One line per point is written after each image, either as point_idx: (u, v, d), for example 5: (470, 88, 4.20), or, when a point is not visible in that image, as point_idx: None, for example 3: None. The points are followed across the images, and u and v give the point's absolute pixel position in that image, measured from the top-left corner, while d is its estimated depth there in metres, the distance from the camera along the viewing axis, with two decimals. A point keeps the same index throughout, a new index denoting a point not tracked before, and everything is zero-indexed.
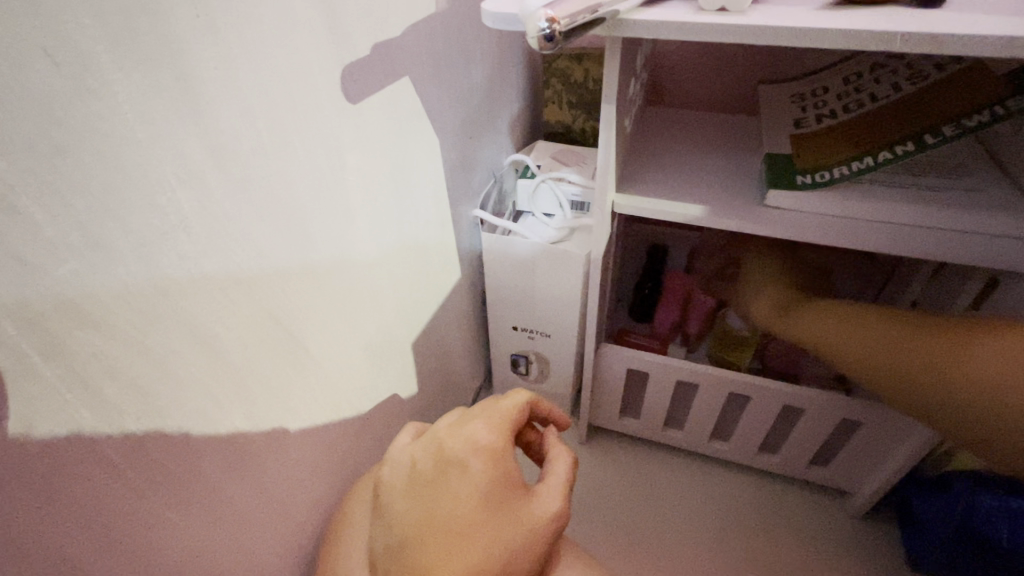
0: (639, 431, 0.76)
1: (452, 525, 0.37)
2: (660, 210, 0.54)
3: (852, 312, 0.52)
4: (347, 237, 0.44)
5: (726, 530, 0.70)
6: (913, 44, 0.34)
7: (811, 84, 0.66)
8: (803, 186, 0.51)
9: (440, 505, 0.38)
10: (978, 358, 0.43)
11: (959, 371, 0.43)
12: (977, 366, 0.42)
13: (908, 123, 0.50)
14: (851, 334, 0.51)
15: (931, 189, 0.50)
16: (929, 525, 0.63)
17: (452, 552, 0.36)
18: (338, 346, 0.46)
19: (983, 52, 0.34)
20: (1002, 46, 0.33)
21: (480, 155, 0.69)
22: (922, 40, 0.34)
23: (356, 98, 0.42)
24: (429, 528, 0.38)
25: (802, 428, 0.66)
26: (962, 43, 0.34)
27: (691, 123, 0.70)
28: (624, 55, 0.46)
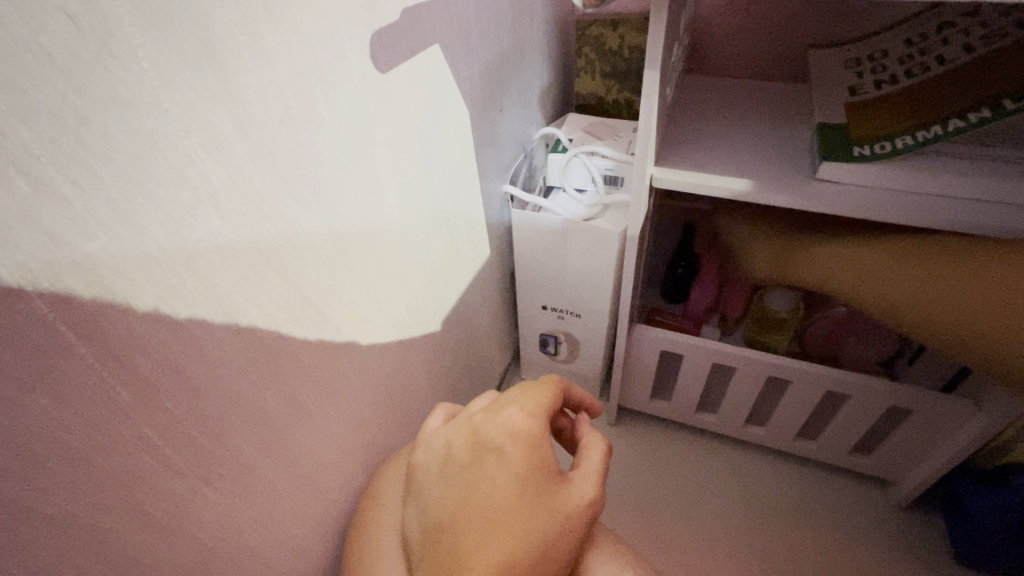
0: (670, 414, 0.75)
1: (488, 511, 0.37)
2: (702, 184, 0.51)
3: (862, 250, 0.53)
4: (377, 213, 0.43)
5: (759, 517, 0.68)
6: None
7: (869, 47, 0.61)
8: (860, 158, 0.47)
9: (476, 491, 0.38)
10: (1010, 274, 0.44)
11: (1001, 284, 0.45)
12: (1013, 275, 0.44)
13: (983, 88, 0.46)
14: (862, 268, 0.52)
15: (1005, 160, 0.46)
16: (980, 521, 0.59)
17: (489, 539, 0.36)
18: (368, 325, 0.45)
19: None
20: None
21: (510, 129, 0.67)
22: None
23: (385, 67, 0.40)
24: (465, 513, 0.37)
25: (845, 415, 0.63)
26: None
27: (734, 92, 0.66)
28: (668, 15, 0.43)
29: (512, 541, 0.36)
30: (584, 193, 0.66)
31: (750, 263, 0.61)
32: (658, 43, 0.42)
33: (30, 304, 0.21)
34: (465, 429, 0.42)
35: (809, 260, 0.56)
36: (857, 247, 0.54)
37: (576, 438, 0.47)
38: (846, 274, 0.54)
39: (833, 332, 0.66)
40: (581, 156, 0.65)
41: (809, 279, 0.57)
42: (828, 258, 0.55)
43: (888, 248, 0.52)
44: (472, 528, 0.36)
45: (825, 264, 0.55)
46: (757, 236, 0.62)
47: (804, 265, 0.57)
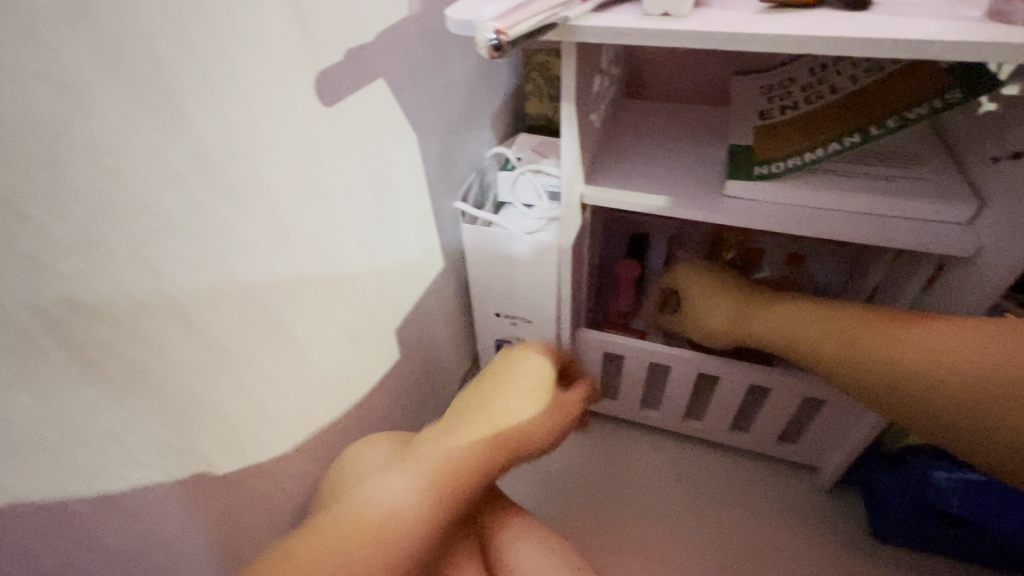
0: (618, 412, 0.80)
1: (512, 386, 0.52)
2: (625, 200, 0.57)
3: (812, 309, 0.58)
4: (329, 230, 0.47)
5: (698, 507, 0.74)
6: (840, 47, 0.37)
7: (779, 76, 0.68)
8: (759, 177, 0.54)
9: (505, 378, 0.53)
10: (931, 339, 0.48)
11: (925, 342, 0.48)
12: (943, 339, 0.48)
13: (859, 115, 0.53)
14: (815, 326, 0.57)
15: (881, 177, 0.53)
16: (892, 498, 0.66)
17: (510, 401, 0.50)
18: (322, 333, 0.49)
19: (896, 56, 0.36)
20: (914, 49, 0.36)
21: (460, 150, 0.72)
22: (843, 43, 0.37)
23: (331, 102, 0.45)
24: (494, 391, 0.52)
25: (769, 408, 0.70)
26: (881, 47, 0.36)
27: (664, 114, 0.72)
28: (584, 55, 0.49)
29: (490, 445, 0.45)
30: (530, 208, 0.71)
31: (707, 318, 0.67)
32: (573, 81, 0.48)
33: (12, 314, 0.26)
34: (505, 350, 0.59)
35: (768, 313, 0.62)
36: (811, 306, 0.59)
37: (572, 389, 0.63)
38: (802, 326, 0.58)
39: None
40: (527, 174, 0.71)
41: (768, 331, 0.61)
42: (794, 313, 0.59)
43: (834, 308, 0.57)
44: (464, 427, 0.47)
45: (790, 312, 0.59)
46: (715, 292, 0.68)
47: (761, 318, 0.62)
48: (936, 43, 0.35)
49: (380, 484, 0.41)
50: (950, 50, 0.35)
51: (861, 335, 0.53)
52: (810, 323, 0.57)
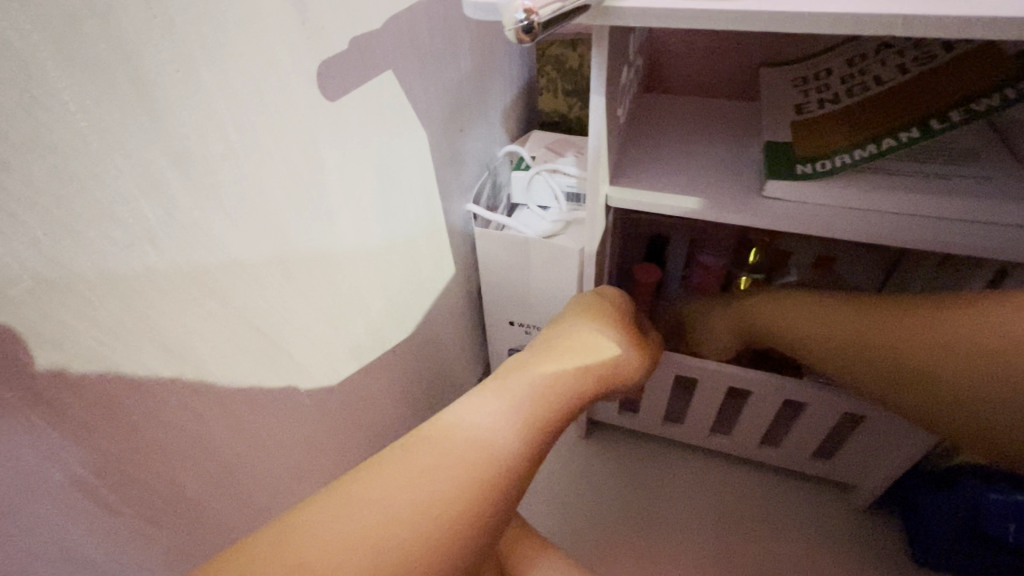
0: (638, 426, 0.76)
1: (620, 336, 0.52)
2: (653, 203, 0.52)
3: (824, 308, 0.52)
4: (331, 238, 0.43)
5: (724, 526, 0.69)
6: (914, 27, 0.32)
7: (814, 67, 0.63)
8: (802, 176, 0.49)
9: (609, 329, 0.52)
10: (968, 333, 0.41)
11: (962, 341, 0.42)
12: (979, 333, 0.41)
13: (914, 108, 0.48)
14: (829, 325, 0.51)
15: (938, 176, 0.48)
16: (939, 521, 0.61)
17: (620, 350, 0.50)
18: (322, 350, 0.45)
19: (979, 37, 0.32)
20: (1004, 29, 0.31)
21: (471, 149, 0.67)
22: (917, 23, 0.32)
23: (334, 96, 0.40)
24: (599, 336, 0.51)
25: (803, 423, 0.65)
26: (963, 26, 0.32)
27: (689, 109, 0.67)
28: (613, 43, 0.44)
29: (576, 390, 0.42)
30: (547, 210, 0.67)
31: (713, 335, 0.64)
32: (601, 71, 0.43)
33: None
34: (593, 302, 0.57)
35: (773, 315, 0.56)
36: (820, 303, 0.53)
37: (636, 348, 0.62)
38: (823, 324, 0.51)
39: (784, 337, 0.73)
40: (543, 174, 0.67)
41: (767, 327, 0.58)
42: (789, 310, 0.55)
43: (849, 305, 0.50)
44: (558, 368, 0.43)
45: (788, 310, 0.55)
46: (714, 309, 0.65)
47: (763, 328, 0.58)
48: None
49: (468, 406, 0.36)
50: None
51: (886, 333, 0.46)
52: (823, 323, 0.51)
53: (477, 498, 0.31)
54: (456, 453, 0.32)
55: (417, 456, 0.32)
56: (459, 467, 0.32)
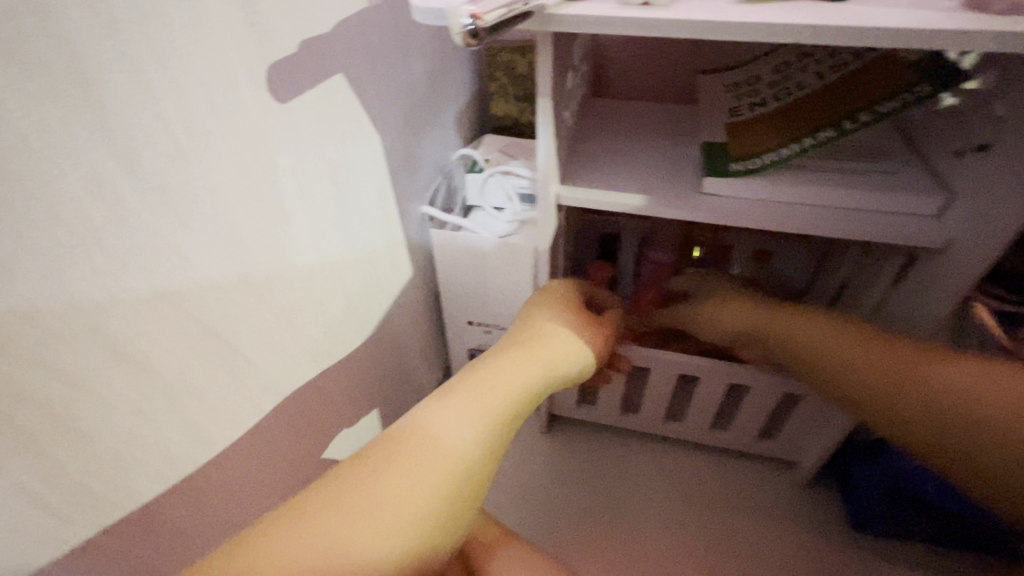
0: (597, 418, 0.78)
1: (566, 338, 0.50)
2: (601, 201, 0.55)
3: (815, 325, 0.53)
4: (285, 240, 0.43)
5: (681, 509, 0.73)
6: (822, 36, 0.36)
7: (744, 74, 0.68)
8: (736, 172, 0.52)
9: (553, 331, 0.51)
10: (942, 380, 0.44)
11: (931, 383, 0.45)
12: (948, 380, 0.44)
13: (831, 110, 0.52)
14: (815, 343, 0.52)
15: (854, 171, 0.52)
16: (870, 488, 0.66)
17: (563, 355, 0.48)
18: (280, 353, 0.44)
19: (877, 45, 0.36)
20: (896, 38, 0.35)
21: (424, 152, 0.68)
22: (826, 33, 0.36)
23: (284, 97, 0.40)
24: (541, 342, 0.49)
25: (748, 405, 0.69)
26: (863, 35, 0.35)
27: (633, 111, 0.71)
28: (557, 48, 0.47)
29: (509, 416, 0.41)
30: (501, 211, 0.68)
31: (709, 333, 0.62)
32: (547, 76, 0.45)
33: None
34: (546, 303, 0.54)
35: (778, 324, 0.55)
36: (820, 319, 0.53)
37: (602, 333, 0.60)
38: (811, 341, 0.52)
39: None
40: (496, 176, 0.68)
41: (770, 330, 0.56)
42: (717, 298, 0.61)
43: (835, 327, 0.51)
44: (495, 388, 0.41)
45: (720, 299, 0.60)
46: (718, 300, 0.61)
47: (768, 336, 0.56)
48: (917, 31, 0.35)
49: (397, 443, 0.35)
50: (931, 39, 0.35)
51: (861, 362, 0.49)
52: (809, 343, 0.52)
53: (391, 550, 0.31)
54: (378, 501, 0.32)
55: (330, 506, 0.31)
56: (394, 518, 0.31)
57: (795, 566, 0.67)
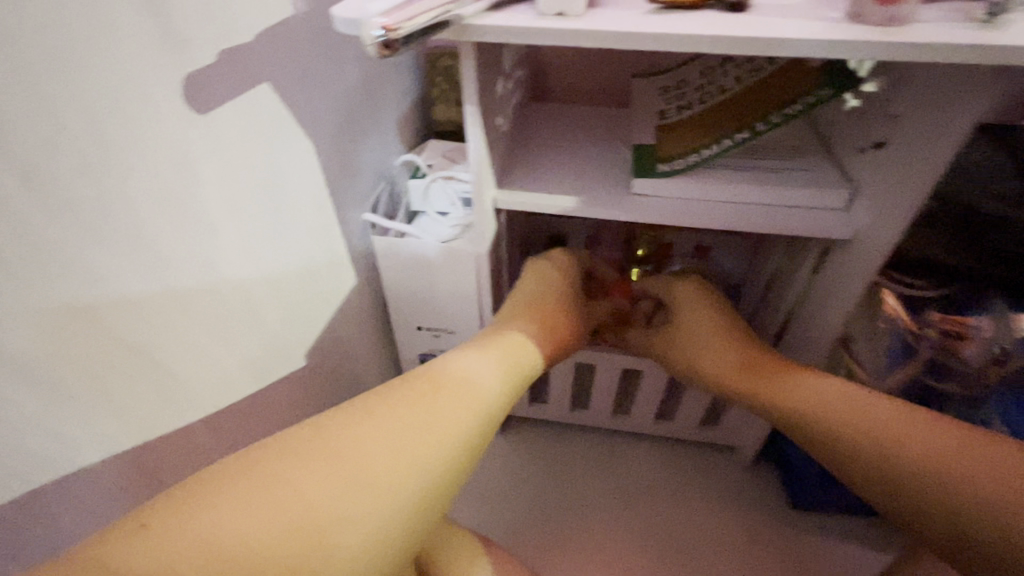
0: (549, 415, 0.80)
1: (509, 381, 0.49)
2: (537, 203, 0.56)
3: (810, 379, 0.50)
4: (214, 253, 0.42)
5: (631, 499, 0.75)
6: (720, 45, 0.38)
7: (674, 78, 0.71)
8: (662, 173, 0.55)
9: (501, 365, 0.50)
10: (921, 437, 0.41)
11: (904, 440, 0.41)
12: (926, 438, 0.40)
13: (747, 112, 0.55)
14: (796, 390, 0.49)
15: (771, 168, 0.56)
16: (804, 467, 0.70)
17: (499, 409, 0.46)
18: (212, 367, 0.44)
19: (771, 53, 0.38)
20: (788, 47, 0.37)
21: (364, 159, 0.68)
22: (724, 41, 0.38)
23: (204, 108, 0.40)
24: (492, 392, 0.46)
25: (690, 394, 0.72)
26: (757, 44, 0.37)
27: (570, 114, 0.72)
28: (482, 56, 0.48)
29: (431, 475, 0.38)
30: (444, 215, 0.69)
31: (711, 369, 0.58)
32: (474, 84, 0.47)
33: None
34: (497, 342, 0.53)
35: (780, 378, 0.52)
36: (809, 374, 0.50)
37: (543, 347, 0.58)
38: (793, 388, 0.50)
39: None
40: (438, 181, 0.69)
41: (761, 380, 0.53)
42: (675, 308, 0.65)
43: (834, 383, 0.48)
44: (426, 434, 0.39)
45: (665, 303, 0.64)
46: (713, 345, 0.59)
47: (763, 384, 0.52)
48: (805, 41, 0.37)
49: (316, 467, 0.35)
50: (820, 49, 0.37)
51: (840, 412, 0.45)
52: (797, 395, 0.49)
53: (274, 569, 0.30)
54: (284, 520, 0.32)
55: (251, 497, 0.32)
56: (290, 538, 0.31)
57: (739, 546, 0.71)
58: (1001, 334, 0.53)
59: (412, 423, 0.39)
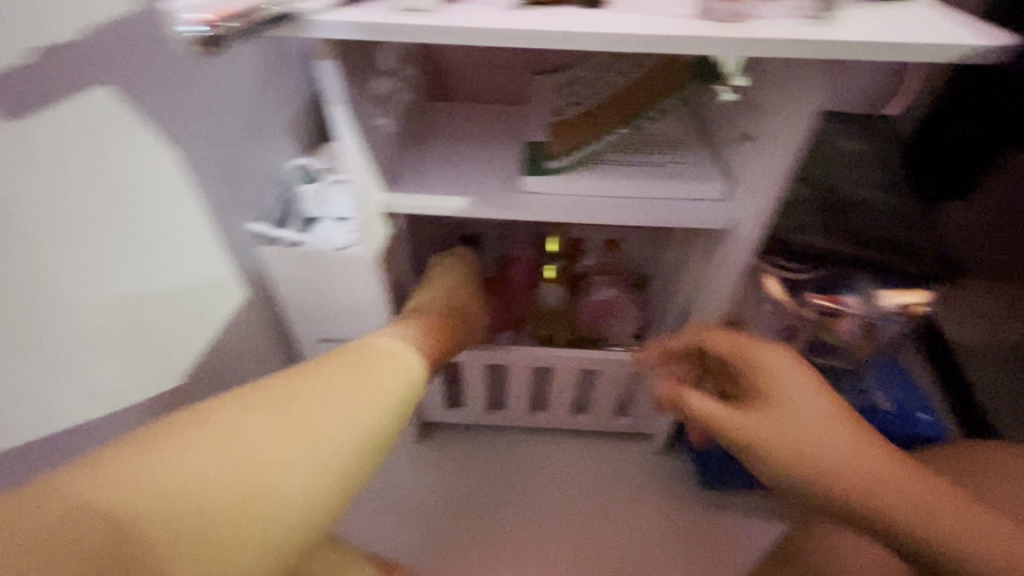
0: (465, 419, 0.79)
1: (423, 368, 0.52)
2: (426, 205, 0.55)
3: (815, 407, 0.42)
4: (27, 272, 0.39)
5: (547, 496, 0.76)
6: (571, 42, 0.38)
7: (571, 74, 0.71)
8: (550, 171, 0.55)
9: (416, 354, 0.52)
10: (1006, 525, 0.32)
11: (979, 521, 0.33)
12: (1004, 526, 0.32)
13: (632, 107, 0.56)
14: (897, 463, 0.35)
15: (656, 163, 0.57)
16: (708, 448, 0.72)
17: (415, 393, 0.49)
18: (32, 394, 0.41)
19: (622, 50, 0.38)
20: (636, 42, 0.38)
21: (249, 163, 0.63)
22: (576, 37, 0.37)
23: (12, 114, 0.36)
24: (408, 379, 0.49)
25: (600, 387, 0.73)
26: (607, 40, 0.38)
27: (469, 113, 0.70)
28: (348, 55, 0.45)
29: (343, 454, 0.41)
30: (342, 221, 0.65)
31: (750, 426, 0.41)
32: (341, 80, 0.44)
33: None
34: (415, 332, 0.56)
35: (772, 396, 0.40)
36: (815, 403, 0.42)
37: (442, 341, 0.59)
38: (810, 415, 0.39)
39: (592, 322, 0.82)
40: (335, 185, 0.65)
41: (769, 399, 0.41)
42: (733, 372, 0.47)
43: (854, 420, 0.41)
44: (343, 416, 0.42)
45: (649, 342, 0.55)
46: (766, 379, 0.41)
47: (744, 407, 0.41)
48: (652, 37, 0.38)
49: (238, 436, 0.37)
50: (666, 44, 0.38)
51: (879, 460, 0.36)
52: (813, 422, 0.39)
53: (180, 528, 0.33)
54: (198, 485, 0.34)
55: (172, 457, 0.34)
56: (201, 504, 0.34)
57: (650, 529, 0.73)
58: (869, 309, 0.58)
59: (349, 387, 0.43)
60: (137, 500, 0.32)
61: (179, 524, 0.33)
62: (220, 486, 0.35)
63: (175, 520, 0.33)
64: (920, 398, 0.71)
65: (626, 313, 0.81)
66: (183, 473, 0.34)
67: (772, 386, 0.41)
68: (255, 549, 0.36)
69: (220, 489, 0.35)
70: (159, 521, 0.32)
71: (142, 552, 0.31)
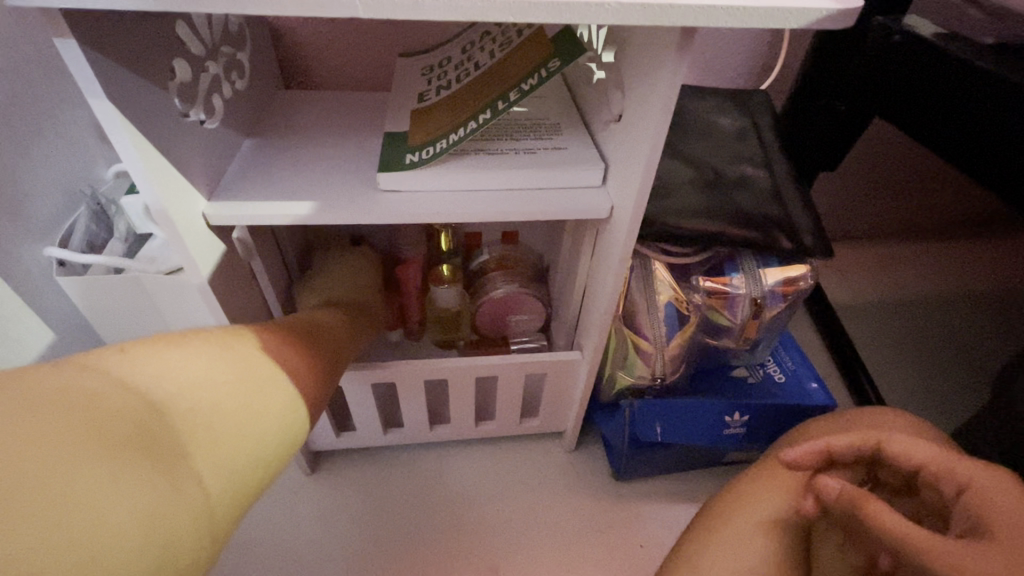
0: (361, 443, 0.72)
1: (335, 359, 0.48)
2: (261, 214, 0.46)
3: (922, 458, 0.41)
4: None
5: (458, 514, 0.71)
6: (373, 8, 0.31)
7: (439, 54, 0.63)
8: (410, 165, 0.48)
9: (327, 346, 0.49)
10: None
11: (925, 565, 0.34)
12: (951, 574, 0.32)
13: (491, 90, 0.51)
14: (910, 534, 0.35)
15: (526, 151, 0.52)
16: (615, 439, 0.69)
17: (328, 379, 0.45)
18: None
19: (439, 18, 0.32)
20: (454, 10, 0.32)
21: (26, 176, 0.52)
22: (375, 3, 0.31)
23: None
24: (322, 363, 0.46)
25: (501, 394, 0.68)
26: (418, 7, 0.31)
27: (324, 104, 0.62)
28: (108, 31, 0.36)
29: (274, 416, 0.35)
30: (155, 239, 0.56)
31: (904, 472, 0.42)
32: (94, 68, 0.34)
33: None
34: (310, 324, 0.51)
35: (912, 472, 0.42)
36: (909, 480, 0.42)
37: (344, 333, 0.54)
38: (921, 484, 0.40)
39: (494, 319, 0.75)
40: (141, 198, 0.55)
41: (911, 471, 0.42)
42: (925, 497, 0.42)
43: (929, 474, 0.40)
44: (270, 380, 0.37)
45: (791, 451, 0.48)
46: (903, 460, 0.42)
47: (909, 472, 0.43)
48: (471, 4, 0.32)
49: (153, 372, 0.31)
50: (488, 12, 0.32)
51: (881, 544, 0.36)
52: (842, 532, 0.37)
53: (97, 455, 0.25)
54: (114, 415, 0.27)
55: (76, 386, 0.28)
56: (118, 434, 0.27)
57: (566, 532, 0.70)
58: (752, 289, 0.60)
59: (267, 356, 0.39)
60: (122, 397, 0.28)
61: (164, 427, 0.29)
62: (199, 398, 0.32)
63: (158, 423, 0.29)
64: (812, 368, 0.73)
65: (531, 308, 0.73)
66: (169, 381, 0.31)
67: (977, 499, 0.36)
68: (227, 476, 0.31)
69: (202, 401, 0.32)
70: (149, 414, 0.29)
71: (126, 449, 0.27)
